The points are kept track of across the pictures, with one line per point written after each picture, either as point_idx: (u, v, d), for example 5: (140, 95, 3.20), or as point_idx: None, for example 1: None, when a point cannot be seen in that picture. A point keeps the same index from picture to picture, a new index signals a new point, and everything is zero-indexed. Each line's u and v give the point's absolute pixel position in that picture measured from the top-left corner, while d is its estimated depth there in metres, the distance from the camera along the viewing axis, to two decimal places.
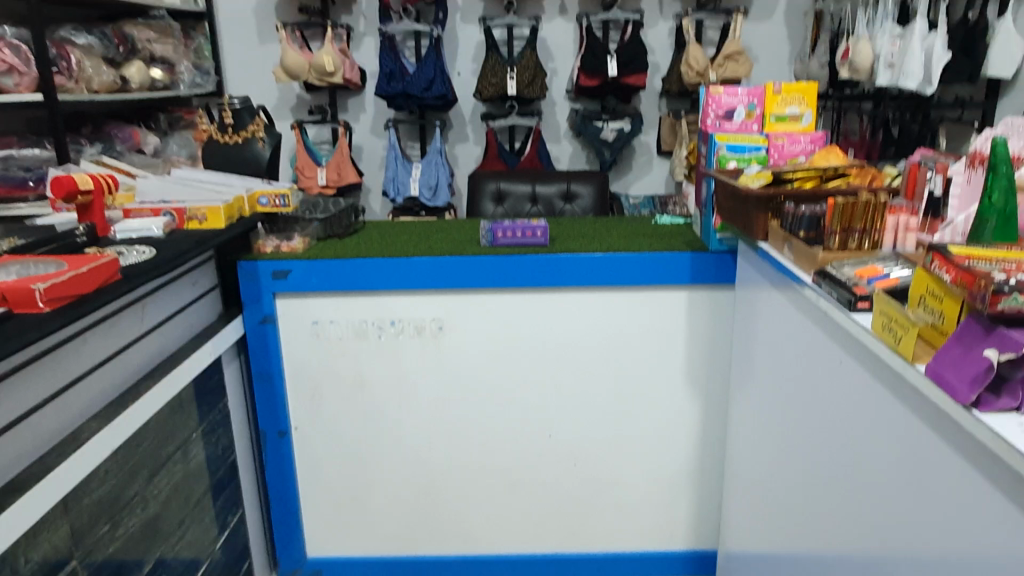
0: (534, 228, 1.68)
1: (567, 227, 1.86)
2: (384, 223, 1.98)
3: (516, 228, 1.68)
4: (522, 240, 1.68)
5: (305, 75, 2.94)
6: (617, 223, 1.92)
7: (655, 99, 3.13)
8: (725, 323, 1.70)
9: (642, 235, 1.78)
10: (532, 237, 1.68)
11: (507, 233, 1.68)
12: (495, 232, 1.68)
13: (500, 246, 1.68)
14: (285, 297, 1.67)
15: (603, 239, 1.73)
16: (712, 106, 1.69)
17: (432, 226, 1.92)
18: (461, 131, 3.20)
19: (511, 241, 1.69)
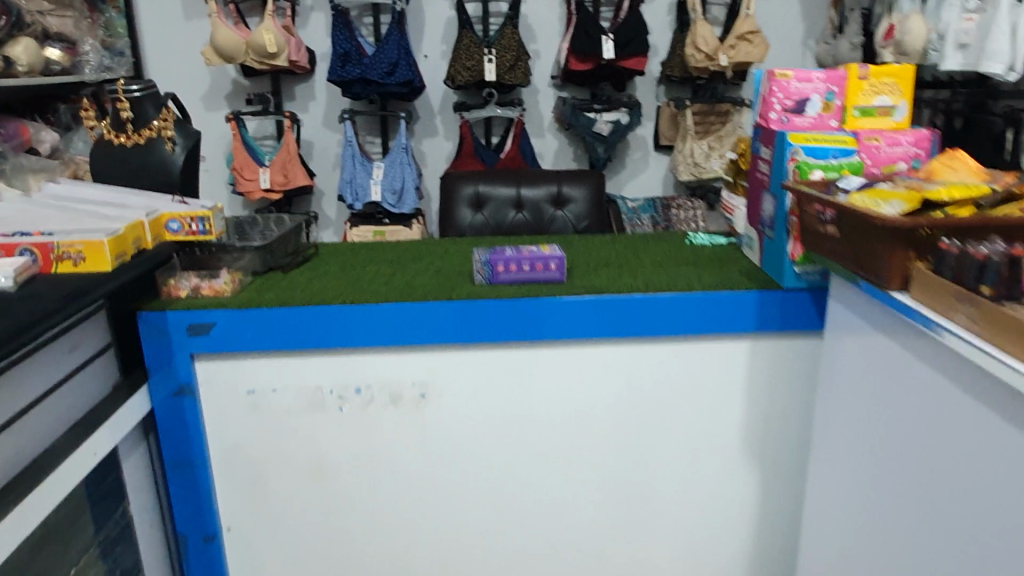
0: (546, 258, 1.26)
1: (583, 252, 1.44)
2: (345, 248, 1.53)
3: (521, 260, 1.25)
4: (530, 274, 1.26)
5: (243, 57, 2.45)
6: (643, 246, 1.51)
7: (652, 86, 2.72)
8: (795, 380, 1.30)
9: (683, 262, 1.37)
10: (543, 270, 1.26)
11: (513, 265, 1.25)
12: (494, 264, 1.25)
13: (500, 284, 1.26)
14: (207, 360, 1.22)
15: (636, 270, 1.32)
16: (776, 95, 1.28)
17: (408, 252, 1.48)
18: (430, 124, 2.75)
19: (515, 277, 1.26)
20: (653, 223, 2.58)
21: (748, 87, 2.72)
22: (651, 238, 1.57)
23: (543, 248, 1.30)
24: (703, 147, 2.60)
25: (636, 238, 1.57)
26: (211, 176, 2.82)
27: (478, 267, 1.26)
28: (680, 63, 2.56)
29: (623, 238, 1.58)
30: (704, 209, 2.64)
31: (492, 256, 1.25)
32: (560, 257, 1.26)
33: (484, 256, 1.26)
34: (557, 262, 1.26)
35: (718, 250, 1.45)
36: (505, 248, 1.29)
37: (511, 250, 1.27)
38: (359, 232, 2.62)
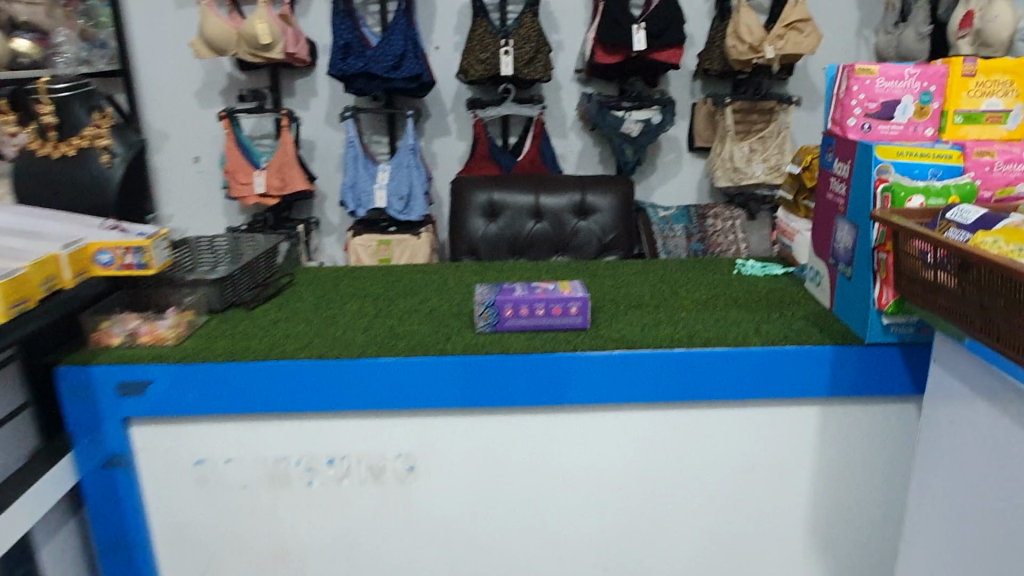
0: (566, 299, 1.00)
1: (611, 289, 1.19)
2: (328, 277, 1.29)
3: (534, 301, 1.00)
4: (544, 319, 1.01)
5: (235, 49, 2.22)
6: (684, 279, 1.25)
7: (687, 81, 2.44)
8: (879, 458, 1.03)
9: (735, 303, 1.11)
10: (561, 312, 1.01)
11: (525, 304, 1.00)
12: (497, 305, 1.00)
13: (507, 332, 1.01)
14: (145, 425, 0.99)
15: (675, 316, 1.07)
16: (857, 96, 1.02)
17: (402, 284, 1.24)
18: (441, 122, 2.50)
19: (525, 323, 1.01)
20: (687, 235, 2.31)
21: (795, 81, 2.44)
22: (693, 270, 1.31)
23: (560, 284, 1.05)
24: (742, 149, 2.33)
25: (676, 269, 1.31)
26: (205, 178, 2.60)
27: (480, 311, 1.00)
28: (719, 56, 2.28)
29: (661, 267, 1.32)
30: (744, 218, 2.37)
31: (500, 294, 1.01)
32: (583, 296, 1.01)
33: (487, 294, 1.01)
34: (579, 304, 1.00)
35: (776, 286, 1.19)
36: (514, 284, 1.04)
37: (522, 287, 1.02)
38: (362, 241, 2.39)
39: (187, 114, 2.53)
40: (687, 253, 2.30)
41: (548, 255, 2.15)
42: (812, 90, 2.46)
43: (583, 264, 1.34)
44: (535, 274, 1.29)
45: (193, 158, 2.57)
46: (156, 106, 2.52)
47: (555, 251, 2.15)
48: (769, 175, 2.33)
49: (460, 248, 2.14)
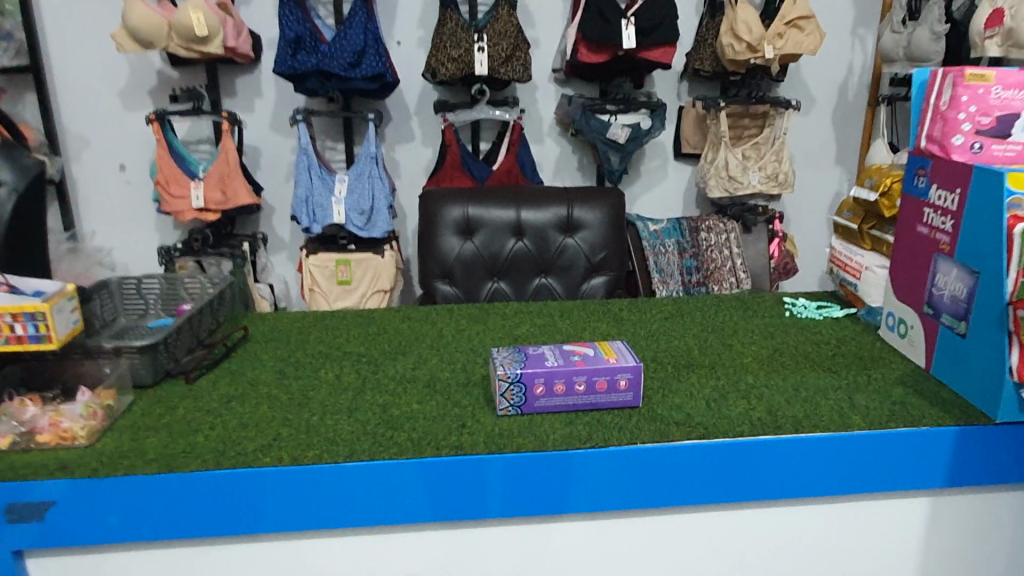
0: (615, 372, 0.77)
1: (651, 342, 0.97)
2: (292, 328, 1.03)
3: (572, 373, 0.77)
4: (583, 395, 0.78)
5: (166, 42, 1.92)
6: (732, 326, 1.03)
7: (673, 82, 2.24)
8: (994, 556, 0.84)
9: (808, 363, 0.91)
10: (606, 387, 0.78)
11: (561, 378, 0.77)
12: (524, 378, 0.76)
13: (536, 415, 0.79)
14: (45, 557, 0.73)
15: (742, 384, 0.85)
16: (966, 108, 0.83)
17: (388, 338, 0.99)
18: (404, 126, 2.24)
19: (558, 402, 0.79)
20: (680, 250, 2.10)
21: (788, 83, 2.27)
22: (737, 311, 1.10)
23: (600, 345, 0.82)
24: (737, 157, 2.12)
25: (718, 310, 1.10)
26: (133, 188, 2.28)
27: (503, 389, 0.76)
28: (712, 56, 2.09)
29: (698, 308, 1.10)
30: (739, 230, 2.17)
31: (528, 366, 0.77)
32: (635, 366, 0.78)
33: (510, 364, 0.77)
34: (629, 378, 0.78)
35: (845, 334, 0.99)
36: (542, 349, 0.81)
37: (554, 354, 0.79)
38: (318, 261, 2.12)
39: (111, 117, 2.22)
40: (679, 271, 2.09)
41: (531, 277, 1.92)
42: (805, 93, 2.29)
43: (605, 306, 1.11)
44: (550, 322, 1.05)
45: (118, 166, 2.26)
46: (73, 106, 2.19)
47: (539, 272, 1.93)
48: (765, 185, 2.14)
49: (431, 271, 1.90)
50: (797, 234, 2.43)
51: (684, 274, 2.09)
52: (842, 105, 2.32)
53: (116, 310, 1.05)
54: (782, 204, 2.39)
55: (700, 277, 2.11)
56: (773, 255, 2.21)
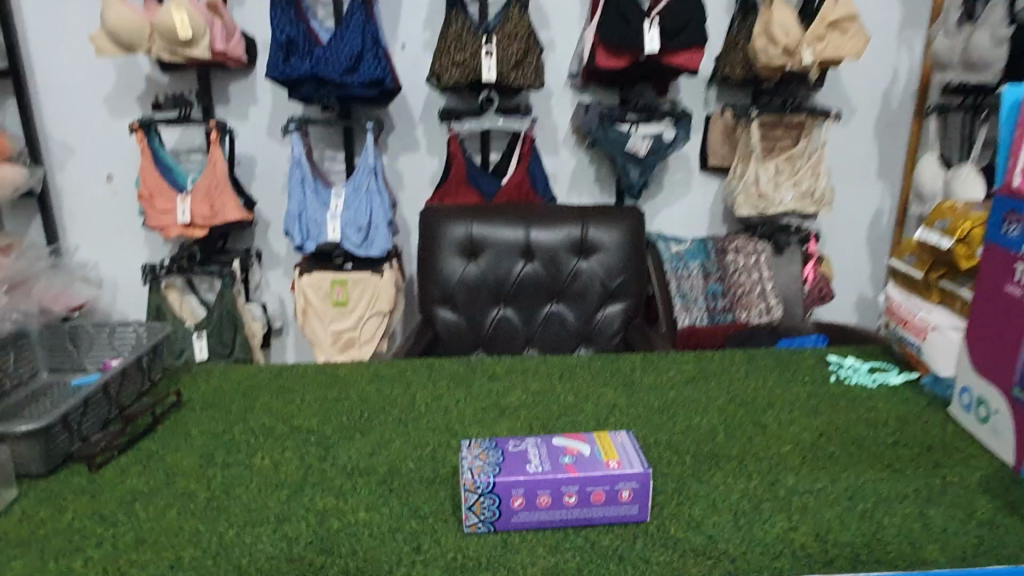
0: (616, 480, 0.63)
1: (668, 425, 0.81)
2: (240, 391, 0.87)
3: (559, 482, 0.62)
4: (574, 508, 0.63)
5: (148, 46, 1.78)
6: (756, 409, 0.86)
7: (700, 89, 2.05)
8: None
9: (859, 466, 0.75)
10: (604, 498, 0.63)
11: (547, 488, 0.62)
12: (498, 489, 0.62)
13: (513, 532, 0.63)
14: None
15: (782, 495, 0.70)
16: None
17: (349, 409, 0.83)
18: (408, 136, 2.08)
19: (537, 518, 0.64)
20: (704, 274, 1.92)
21: (826, 90, 2.06)
22: (767, 386, 0.92)
23: (592, 440, 0.69)
24: (768, 172, 1.91)
25: (743, 383, 0.92)
26: (121, 200, 2.15)
27: (471, 502, 0.61)
28: (743, 61, 1.89)
29: (717, 377, 0.93)
30: (770, 252, 1.97)
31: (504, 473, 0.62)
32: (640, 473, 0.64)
33: (481, 470, 0.62)
34: (633, 487, 0.63)
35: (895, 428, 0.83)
36: (525, 445, 0.67)
37: (539, 457, 0.64)
38: (312, 281, 1.97)
39: (97, 125, 2.09)
40: (704, 297, 1.91)
41: (540, 305, 1.75)
42: (844, 101, 2.08)
43: (612, 369, 0.94)
44: (546, 389, 0.88)
45: (105, 177, 2.13)
46: (58, 113, 2.07)
47: (549, 298, 1.76)
48: (799, 203, 1.93)
49: (431, 296, 1.73)
50: (832, 255, 2.24)
51: (709, 301, 1.90)
52: (887, 115, 2.11)
53: (37, 362, 0.92)
54: (818, 222, 2.19)
55: (726, 303, 1.91)
56: (807, 279, 2.00)
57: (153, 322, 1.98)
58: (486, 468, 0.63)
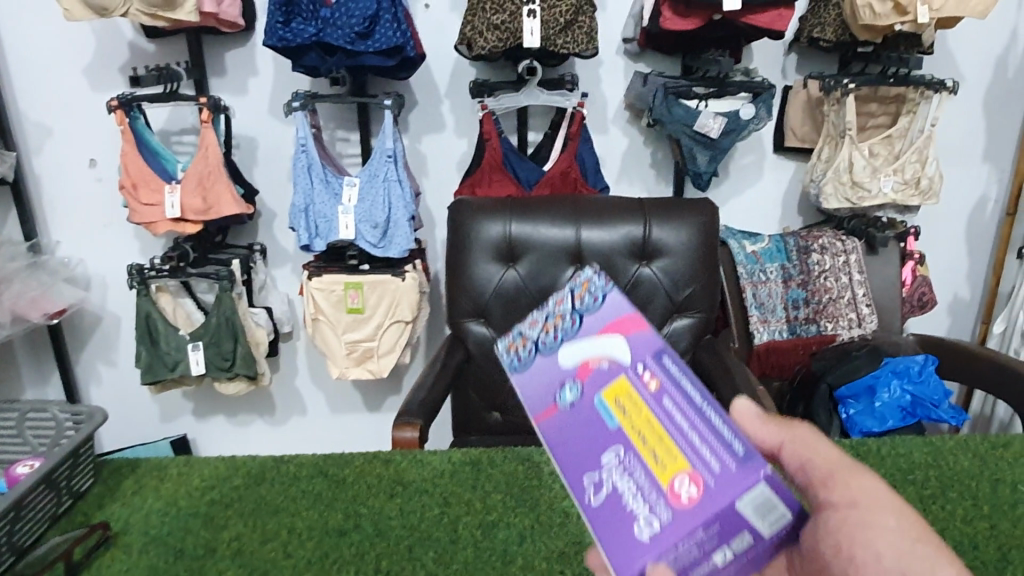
0: (746, 493, 0.45)
1: None
2: (205, 519, 0.75)
3: (694, 416, 0.48)
4: (693, 551, 0.44)
5: (123, 8, 1.47)
6: (968, 556, 0.70)
7: (778, 54, 1.73)
8: None
9: None
10: (725, 546, 0.45)
11: (635, 423, 0.48)
12: (553, 427, 0.50)
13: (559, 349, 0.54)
14: None
15: (834, 469, 0.52)
16: None
17: (372, 558, 0.69)
18: (432, 113, 1.78)
19: (595, 346, 0.53)
20: (784, 278, 1.61)
21: (931, 58, 1.73)
22: (968, 516, 0.76)
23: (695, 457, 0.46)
24: (864, 156, 1.59)
25: (933, 507, 0.77)
26: (105, 188, 1.88)
27: (557, 311, 0.57)
28: (837, 20, 1.56)
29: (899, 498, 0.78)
30: (862, 250, 1.65)
31: (585, 402, 0.50)
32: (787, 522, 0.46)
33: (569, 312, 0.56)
34: (774, 492, 0.46)
35: None
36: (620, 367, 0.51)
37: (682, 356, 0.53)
38: (322, 284, 1.69)
39: (75, 102, 1.80)
40: (783, 305, 1.61)
41: None
42: (950, 70, 1.74)
43: None
44: None
45: (87, 161, 1.85)
46: (31, 88, 1.79)
47: None
48: (901, 195, 1.60)
49: (462, 309, 1.46)
50: (925, 251, 1.92)
51: (789, 309, 1.61)
52: (1007, 86, 1.76)
53: None
54: (917, 216, 1.88)
55: (808, 313, 1.62)
56: (905, 282, 1.71)
57: (142, 332, 1.73)
58: (601, 290, 0.56)
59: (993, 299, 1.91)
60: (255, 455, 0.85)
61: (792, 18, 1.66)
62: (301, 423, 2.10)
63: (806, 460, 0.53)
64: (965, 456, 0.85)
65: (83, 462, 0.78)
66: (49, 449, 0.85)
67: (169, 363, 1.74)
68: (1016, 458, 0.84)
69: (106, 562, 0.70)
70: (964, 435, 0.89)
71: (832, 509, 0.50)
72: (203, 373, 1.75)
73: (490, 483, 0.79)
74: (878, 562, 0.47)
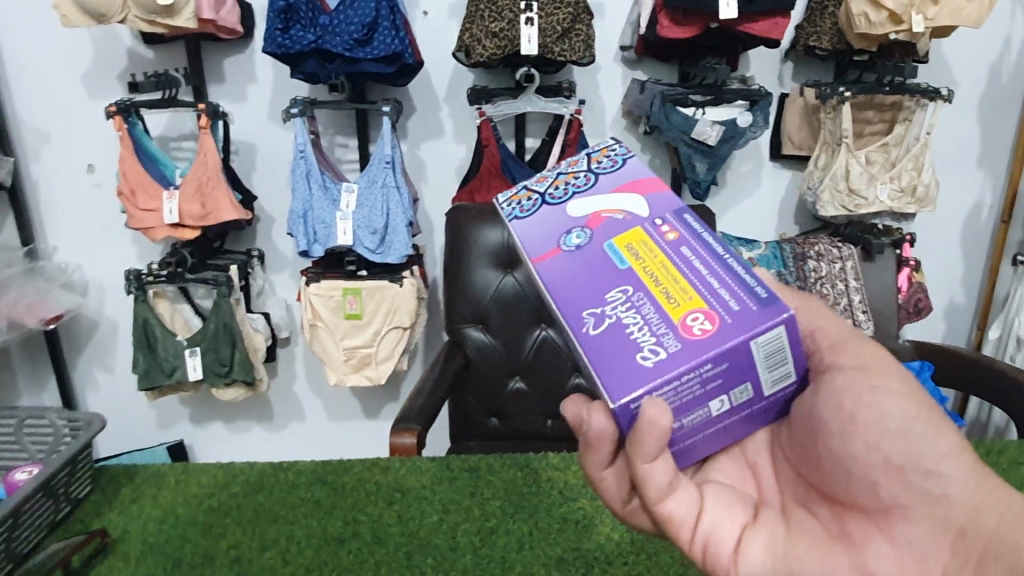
0: (762, 333, 0.47)
1: None
2: (205, 527, 0.75)
3: (707, 266, 0.52)
4: (696, 382, 0.46)
5: (122, 15, 1.47)
6: None
7: (774, 62, 1.74)
8: None
9: None
10: (727, 384, 0.48)
11: (646, 266, 0.51)
12: (558, 264, 0.53)
13: (572, 202, 0.58)
14: None
15: (842, 335, 0.61)
16: None
17: (371, 566, 0.69)
18: (431, 120, 1.79)
19: (609, 199, 0.57)
20: (781, 285, 1.62)
21: (926, 66, 1.74)
22: None
23: (708, 295, 0.49)
24: (861, 164, 1.60)
25: None
26: (103, 194, 1.88)
27: (566, 174, 0.61)
28: (833, 28, 1.57)
29: None
30: (858, 257, 1.66)
31: (596, 245, 0.54)
32: (786, 377, 0.51)
33: (579, 177, 0.60)
34: (786, 338, 0.48)
35: None
36: (636, 216, 0.55)
37: (701, 220, 0.57)
38: (320, 290, 1.69)
39: (73, 108, 1.81)
40: None
41: None
42: (944, 78, 1.76)
43: None
44: None
45: (85, 167, 1.86)
46: (29, 95, 1.79)
47: None
48: (897, 202, 1.61)
49: (460, 314, 1.46)
50: (921, 257, 1.93)
51: None
52: (1001, 94, 1.77)
53: None
54: (913, 223, 1.89)
55: None
56: (900, 289, 1.71)
57: (139, 339, 1.73)
58: (621, 156, 0.61)
59: (988, 305, 1.92)
60: (254, 462, 0.85)
61: (788, 26, 1.67)
62: (299, 429, 2.10)
63: (819, 327, 0.61)
64: None
65: (83, 471, 0.79)
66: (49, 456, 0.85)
67: (167, 370, 1.74)
68: (1010, 464, 0.85)
69: (105, 570, 0.70)
70: (961, 440, 0.90)
71: (840, 371, 0.58)
72: (201, 379, 1.75)
73: (488, 490, 0.79)
74: (887, 419, 0.56)
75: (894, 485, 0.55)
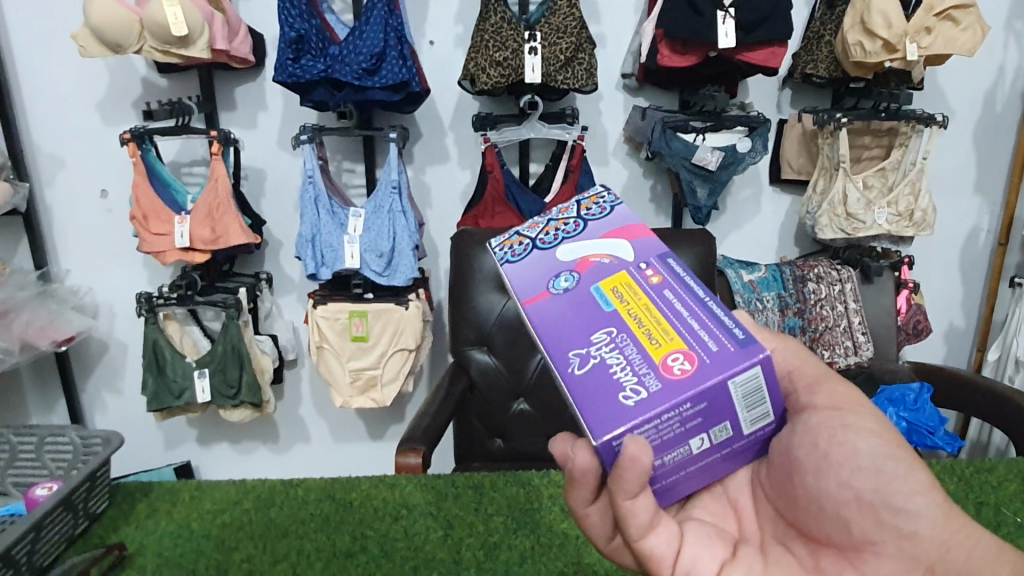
0: (740, 372, 0.49)
1: None
2: (217, 541, 0.78)
3: (689, 309, 0.54)
4: (676, 421, 0.48)
5: (138, 45, 1.52)
6: None
7: (773, 89, 1.77)
8: None
9: None
10: (706, 422, 0.50)
11: (630, 309, 0.54)
12: (547, 305, 0.56)
13: (562, 245, 0.62)
14: None
15: (817, 374, 0.64)
16: None
17: None
18: (436, 147, 1.83)
19: (597, 242, 0.61)
20: (782, 307, 1.64)
21: (923, 93, 1.78)
22: None
23: (689, 336, 0.52)
24: (858, 189, 1.62)
25: None
26: (115, 219, 1.92)
27: (555, 221, 0.66)
28: (829, 57, 1.61)
29: None
30: (857, 279, 1.68)
31: (583, 287, 0.57)
32: (766, 416, 0.54)
33: (567, 224, 0.64)
34: (763, 379, 0.51)
35: None
36: (623, 260, 0.59)
37: (684, 265, 0.60)
38: (327, 312, 1.72)
39: (88, 134, 1.85)
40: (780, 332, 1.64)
41: None
42: (941, 105, 1.79)
43: None
44: None
45: (98, 192, 1.90)
46: (46, 121, 1.84)
47: None
48: (894, 226, 1.64)
49: (465, 337, 1.48)
50: (921, 280, 1.95)
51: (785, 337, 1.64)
52: (997, 120, 1.80)
53: None
54: (912, 246, 1.91)
55: (806, 340, 1.65)
56: (900, 311, 1.73)
57: (149, 360, 1.75)
58: (609, 204, 0.66)
59: (987, 327, 1.93)
60: (264, 479, 0.87)
61: (786, 55, 1.71)
62: (304, 450, 2.12)
63: (795, 367, 0.64)
64: (951, 480, 0.88)
65: (100, 486, 0.81)
66: (67, 472, 0.87)
67: (175, 391, 1.76)
68: (1000, 483, 0.87)
69: None
70: (953, 460, 0.92)
71: (816, 411, 0.61)
72: (210, 401, 1.78)
73: (492, 506, 0.81)
74: (857, 457, 0.58)
75: (865, 522, 0.57)
